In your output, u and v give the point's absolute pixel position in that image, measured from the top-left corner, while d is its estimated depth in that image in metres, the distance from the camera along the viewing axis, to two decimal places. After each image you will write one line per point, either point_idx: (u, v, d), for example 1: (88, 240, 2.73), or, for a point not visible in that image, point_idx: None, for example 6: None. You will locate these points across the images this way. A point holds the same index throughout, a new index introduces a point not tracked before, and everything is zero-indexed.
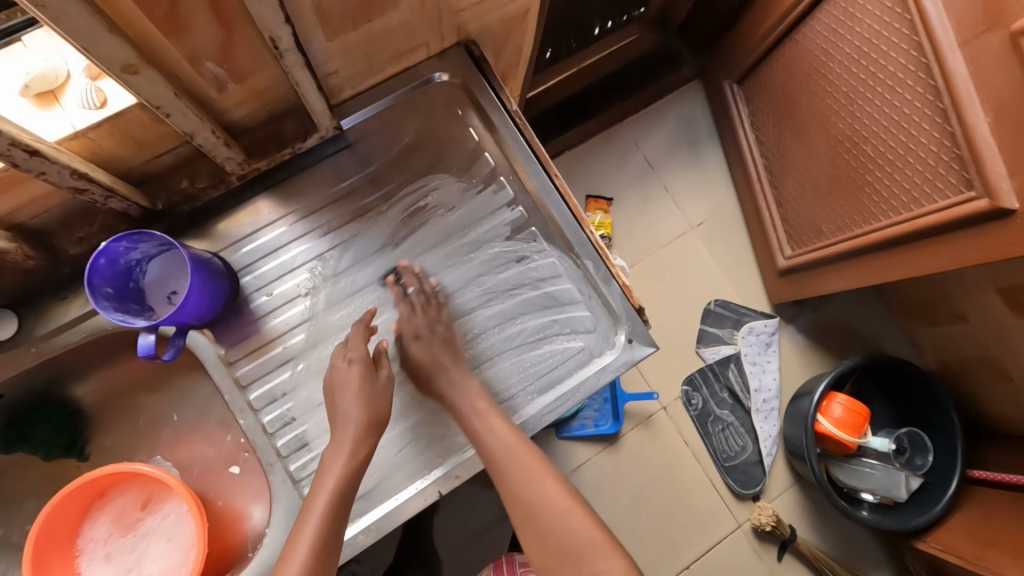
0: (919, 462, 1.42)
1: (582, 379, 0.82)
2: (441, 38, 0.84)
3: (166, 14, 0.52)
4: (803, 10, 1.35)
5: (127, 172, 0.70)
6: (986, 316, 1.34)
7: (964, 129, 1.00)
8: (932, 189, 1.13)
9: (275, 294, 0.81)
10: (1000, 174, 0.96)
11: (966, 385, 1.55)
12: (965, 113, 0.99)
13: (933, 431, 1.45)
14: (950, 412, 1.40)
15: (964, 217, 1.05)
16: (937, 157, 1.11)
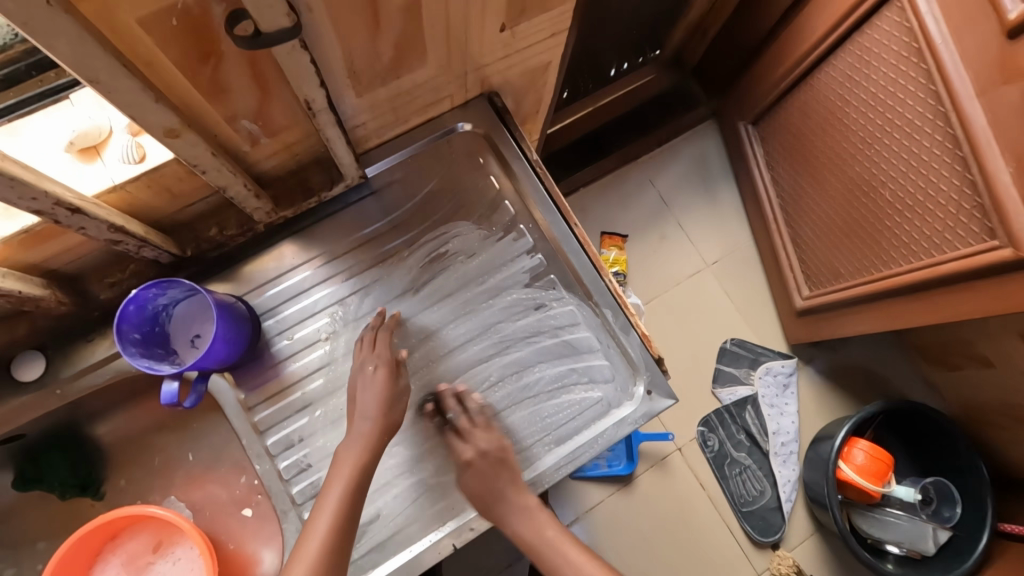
0: (947, 514, 1.37)
1: (600, 432, 0.81)
2: (465, 91, 0.86)
3: (209, 79, 0.55)
4: (818, 57, 1.37)
5: (159, 221, 0.72)
6: (1013, 365, 1.31)
7: (985, 178, 0.99)
8: (953, 235, 1.12)
9: (295, 339, 0.81)
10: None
11: (993, 434, 1.50)
12: (986, 161, 0.98)
13: (960, 482, 1.40)
14: (977, 463, 1.36)
15: (988, 266, 1.03)
16: (959, 204, 1.10)
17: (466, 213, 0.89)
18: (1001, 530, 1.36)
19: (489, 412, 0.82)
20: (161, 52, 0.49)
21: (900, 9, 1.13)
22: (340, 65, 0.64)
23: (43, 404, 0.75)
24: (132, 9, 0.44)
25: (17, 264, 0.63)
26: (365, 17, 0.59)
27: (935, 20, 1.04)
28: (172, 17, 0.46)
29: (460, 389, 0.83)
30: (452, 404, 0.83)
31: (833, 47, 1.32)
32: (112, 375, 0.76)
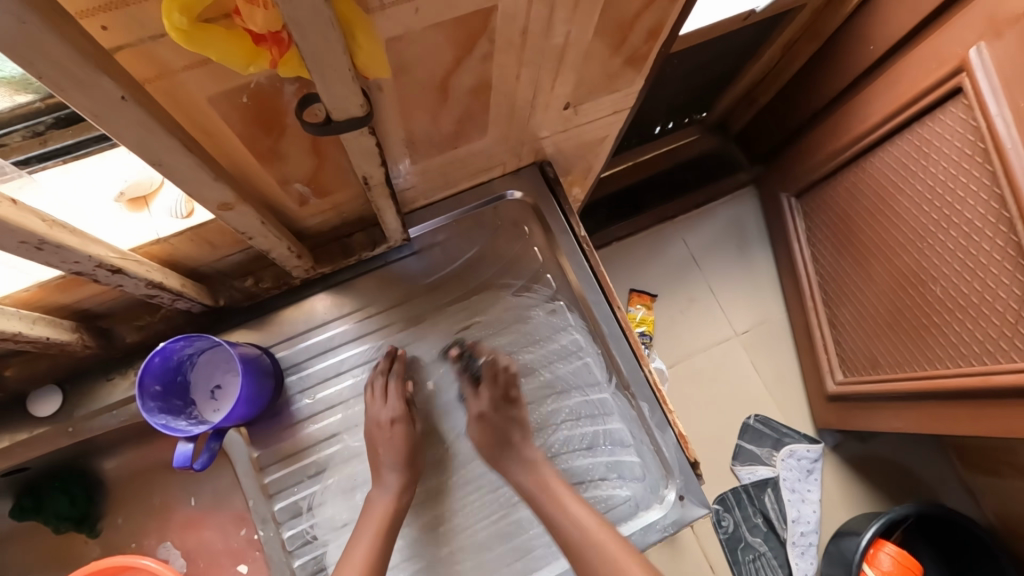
0: None
1: (627, 534, 0.76)
2: (518, 159, 0.84)
3: (269, 149, 0.53)
4: (872, 141, 1.30)
5: (196, 270, 0.70)
6: None
7: None
8: (1010, 346, 1.05)
9: (317, 399, 0.78)
10: None
11: None
12: None
13: None
14: None
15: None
16: (1017, 315, 1.03)
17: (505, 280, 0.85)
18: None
19: (511, 499, 0.78)
20: (224, 125, 0.47)
21: (967, 105, 1.06)
22: (400, 136, 0.62)
23: (50, 443, 0.72)
24: (203, 87, 0.42)
25: (49, 307, 0.61)
26: (433, 94, 0.58)
27: (1006, 124, 0.98)
28: (243, 95, 0.45)
29: (481, 470, 0.80)
30: (474, 486, 0.79)
31: (890, 132, 1.25)
32: (127, 419, 0.74)
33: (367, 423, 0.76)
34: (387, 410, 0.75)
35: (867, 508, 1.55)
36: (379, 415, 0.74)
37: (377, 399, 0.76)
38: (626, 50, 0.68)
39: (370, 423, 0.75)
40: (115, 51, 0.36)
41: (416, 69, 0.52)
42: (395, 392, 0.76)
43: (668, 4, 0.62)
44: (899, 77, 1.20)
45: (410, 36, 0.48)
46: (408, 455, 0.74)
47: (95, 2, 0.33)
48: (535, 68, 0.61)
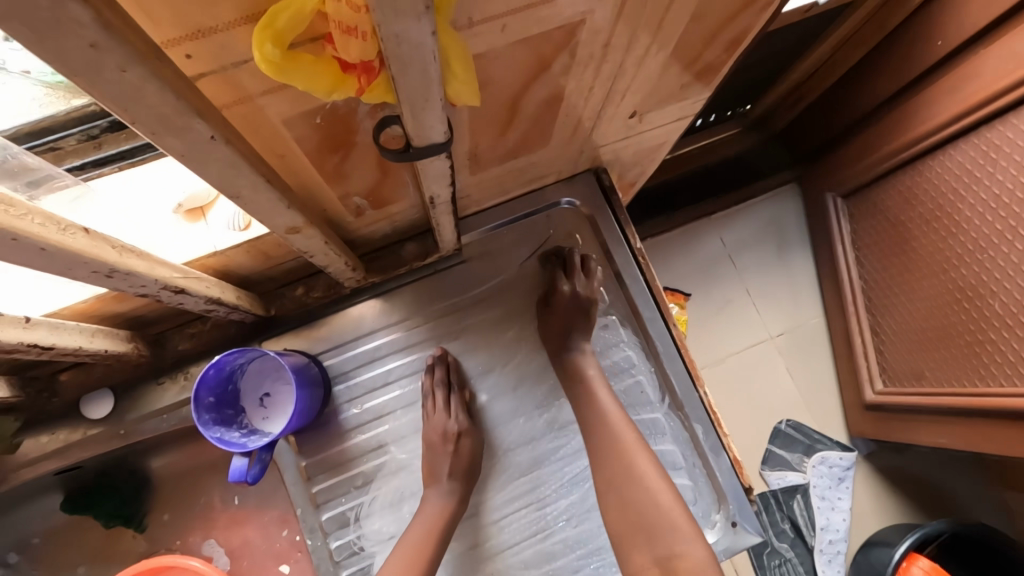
0: None
1: None
2: (574, 166, 0.81)
3: (335, 166, 0.50)
4: (933, 144, 1.20)
5: (248, 280, 0.68)
6: None
7: None
8: None
9: (364, 409, 0.77)
10: None
11: None
12: None
13: None
14: None
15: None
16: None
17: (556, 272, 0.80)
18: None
19: (553, 519, 0.77)
20: (295, 146, 0.45)
21: None
22: (464, 150, 0.60)
23: (102, 444, 0.72)
24: (281, 111, 0.40)
25: (103, 316, 0.60)
26: (504, 108, 0.55)
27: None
28: (317, 117, 0.42)
29: (533, 485, 0.78)
30: (519, 503, 0.78)
31: (953, 136, 1.16)
32: (178, 422, 0.74)
33: (425, 433, 0.76)
34: (454, 421, 0.75)
35: (898, 519, 1.51)
36: (444, 426, 0.74)
37: (438, 413, 0.75)
38: (704, 60, 0.63)
39: (431, 433, 0.75)
40: (197, 79, 0.34)
41: (492, 86, 0.50)
42: (456, 404, 0.76)
43: (756, 14, 0.58)
44: (969, 76, 1.12)
45: (492, 53, 0.45)
46: (468, 467, 0.75)
47: (184, 31, 0.30)
48: (609, 79, 0.58)
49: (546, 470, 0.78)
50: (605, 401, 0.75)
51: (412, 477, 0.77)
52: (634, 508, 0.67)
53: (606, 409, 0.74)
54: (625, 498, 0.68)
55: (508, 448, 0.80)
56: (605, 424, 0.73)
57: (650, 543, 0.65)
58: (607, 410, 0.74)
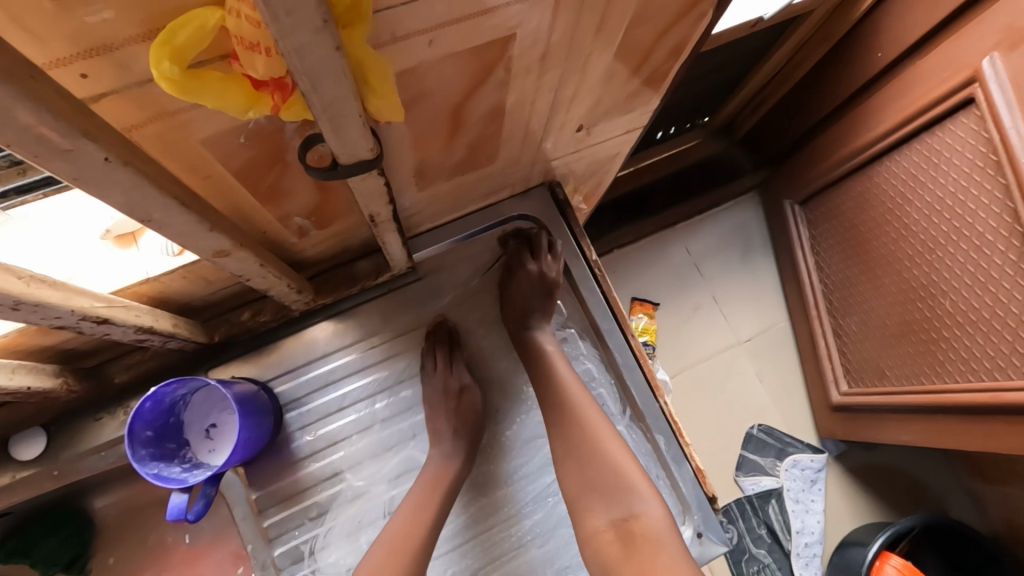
0: None
1: None
2: (528, 180, 0.81)
3: (269, 186, 0.49)
4: (879, 150, 1.25)
5: (188, 307, 0.65)
6: None
7: None
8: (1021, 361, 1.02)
9: (318, 436, 0.74)
10: None
11: None
12: None
13: None
14: None
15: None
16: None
17: (523, 250, 0.81)
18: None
19: (520, 538, 0.75)
20: (220, 166, 0.43)
21: (979, 116, 1.02)
22: (408, 166, 0.59)
23: (33, 487, 0.68)
24: (198, 131, 0.38)
25: (27, 351, 0.57)
26: (445, 124, 0.54)
27: (1021, 134, 0.93)
28: (240, 135, 0.41)
29: (504, 503, 0.77)
30: (483, 525, 0.76)
31: (897, 143, 1.20)
32: (119, 458, 0.70)
33: (427, 391, 0.76)
34: (456, 378, 0.76)
35: (872, 518, 1.52)
36: (445, 383, 0.76)
37: (445, 370, 0.77)
38: (646, 71, 0.64)
39: (432, 391, 0.76)
40: (97, 99, 0.32)
41: (429, 102, 0.49)
42: (458, 361, 0.78)
43: (691, 25, 0.59)
44: (907, 85, 1.17)
45: (424, 68, 0.44)
46: (468, 424, 0.76)
47: (75, 49, 0.29)
48: (551, 92, 0.58)
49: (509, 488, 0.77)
50: (562, 370, 0.75)
51: (369, 505, 0.73)
52: (602, 476, 0.67)
53: (564, 381, 0.74)
54: (583, 461, 0.68)
55: (495, 461, 0.79)
56: (563, 398, 0.72)
57: (608, 506, 0.65)
58: (567, 381, 0.74)
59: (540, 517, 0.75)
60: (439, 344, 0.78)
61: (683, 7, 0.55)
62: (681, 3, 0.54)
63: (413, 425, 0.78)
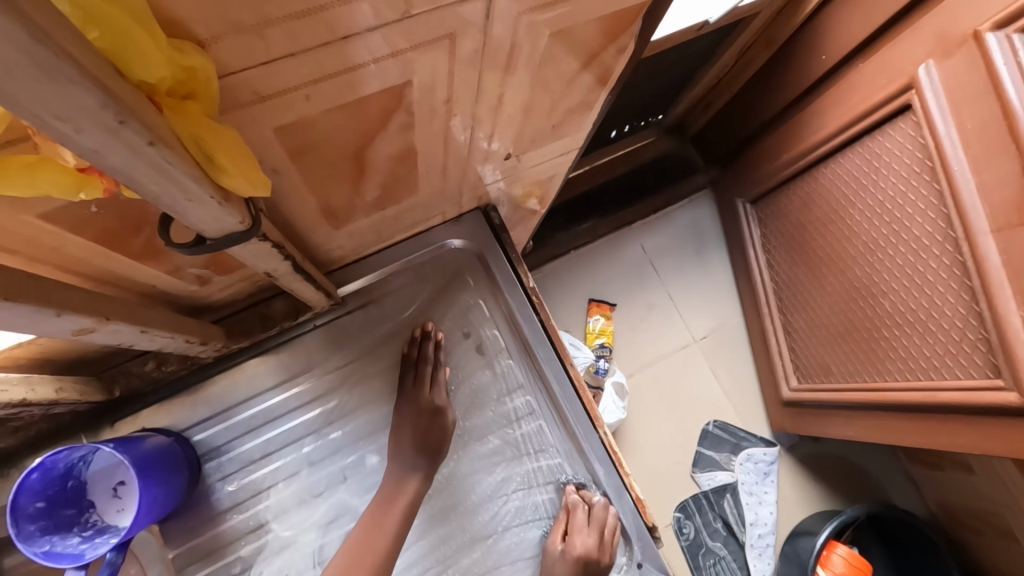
0: None
1: None
2: (459, 207, 0.78)
3: (144, 246, 0.44)
4: (824, 153, 1.24)
5: (80, 360, 0.60)
6: (995, 482, 1.26)
7: (995, 316, 0.89)
8: (953, 362, 1.01)
9: (240, 485, 0.70)
10: None
11: (968, 540, 1.44)
12: (996, 301, 0.88)
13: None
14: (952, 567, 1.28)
15: (989, 405, 0.93)
16: (962, 332, 0.98)
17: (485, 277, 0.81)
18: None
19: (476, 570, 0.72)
20: (74, 236, 0.39)
21: (915, 122, 1.01)
22: (314, 209, 0.55)
23: None
24: (30, 207, 0.33)
25: None
26: (348, 166, 0.50)
27: (953, 143, 0.93)
28: (89, 204, 0.36)
29: (459, 534, 0.74)
30: (419, 568, 0.72)
31: (840, 146, 1.20)
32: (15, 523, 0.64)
33: (406, 407, 0.73)
34: (430, 398, 0.74)
35: (821, 506, 1.54)
36: (430, 402, 0.73)
37: (425, 385, 0.75)
38: (569, 102, 0.62)
39: (411, 407, 0.73)
40: None
41: (323, 150, 0.45)
42: (442, 378, 0.76)
43: (613, 57, 0.57)
44: (849, 90, 1.16)
45: (308, 121, 0.40)
46: (433, 446, 0.73)
47: None
48: (467, 128, 0.55)
49: (463, 518, 0.74)
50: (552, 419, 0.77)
51: (298, 555, 0.70)
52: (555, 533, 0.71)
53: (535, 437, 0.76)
54: None
55: (450, 488, 0.76)
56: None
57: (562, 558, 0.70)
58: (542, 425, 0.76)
59: (501, 542, 0.74)
60: (424, 360, 0.76)
61: (601, 42, 0.53)
62: (596, 39, 0.52)
63: (345, 469, 0.73)
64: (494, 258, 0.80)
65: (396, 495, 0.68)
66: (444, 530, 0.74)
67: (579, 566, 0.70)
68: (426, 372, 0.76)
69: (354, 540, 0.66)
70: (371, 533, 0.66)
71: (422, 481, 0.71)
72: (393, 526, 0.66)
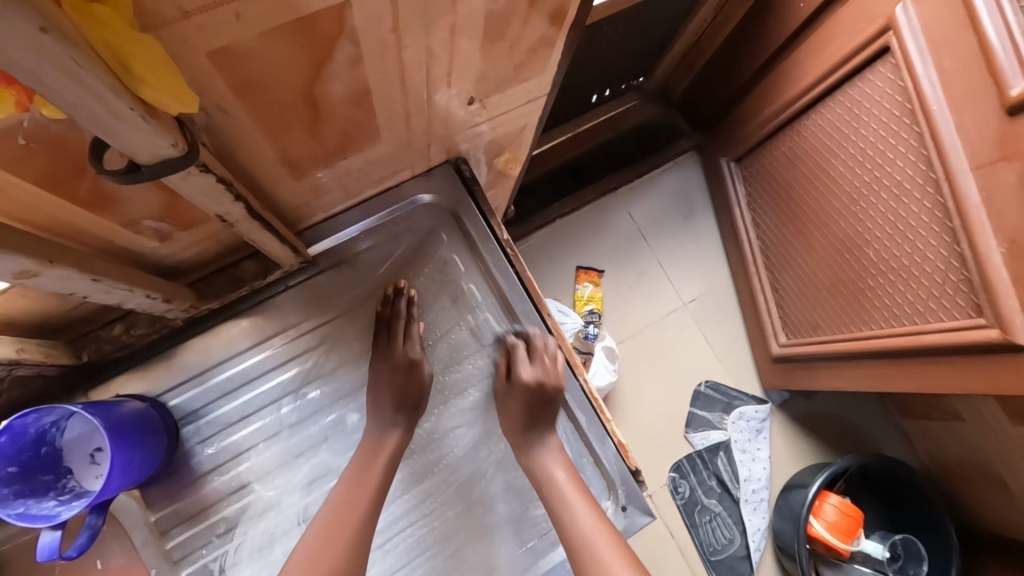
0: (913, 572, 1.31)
1: (558, 560, 0.73)
2: (428, 161, 0.76)
3: (89, 190, 0.43)
4: (805, 104, 1.22)
5: (43, 323, 0.59)
6: (983, 421, 1.23)
7: (975, 256, 0.88)
8: (936, 305, 1.00)
9: (220, 448, 0.70)
10: (1013, 307, 0.84)
11: (959, 487, 1.45)
12: (976, 240, 0.87)
13: (926, 536, 1.35)
14: (945, 519, 1.30)
15: (972, 345, 0.92)
16: (945, 275, 0.97)
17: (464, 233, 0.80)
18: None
19: (455, 523, 0.73)
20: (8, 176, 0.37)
21: (895, 65, 0.99)
22: (272, 156, 0.54)
23: None
24: None
25: None
26: (299, 106, 0.49)
27: (932, 83, 0.91)
28: (17, 136, 0.35)
29: (439, 487, 0.74)
30: (405, 522, 0.73)
31: (822, 95, 1.18)
32: None
33: (384, 363, 0.73)
34: (405, 353, 0.73)
35: (814, 460, 1.56)
36: (406, 356, 0.73)
37: (400, 341, 0.74)
38: (527, 39, 0.60)
39: (388, 361, 0.73)
40: None
41: (267, 85, 0.44)
42: (417, 334, 0.76)
43: None
44: (826, 37, 1.14)
45: (242, 47, 0.38)
46: (413, 399, 0.72)
47: None
48: (421, 65, 0.53)
49: (444, 471, 0.75)
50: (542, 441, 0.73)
51: (282, 514, 0.70)
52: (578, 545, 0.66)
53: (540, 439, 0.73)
54: None
55: (433, 441, 0.76)
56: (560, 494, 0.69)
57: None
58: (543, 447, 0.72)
59: (480, 496, 0.74)
60: (397, 317, 0.75)
61: None
62: None
63: (325, 429, 0.73)
64: (472, 217, 0.79)
65: (377, 449, 0.69)
66: (427, 484, 0.74)
67: (530, 398, 0.74)
68: (399, 327, 0.75)
69: (335, 494, 0.66)
70: (352, 485, 0.66)
71: (402, 435, 0.71)
72: (374, 480, 0.67)
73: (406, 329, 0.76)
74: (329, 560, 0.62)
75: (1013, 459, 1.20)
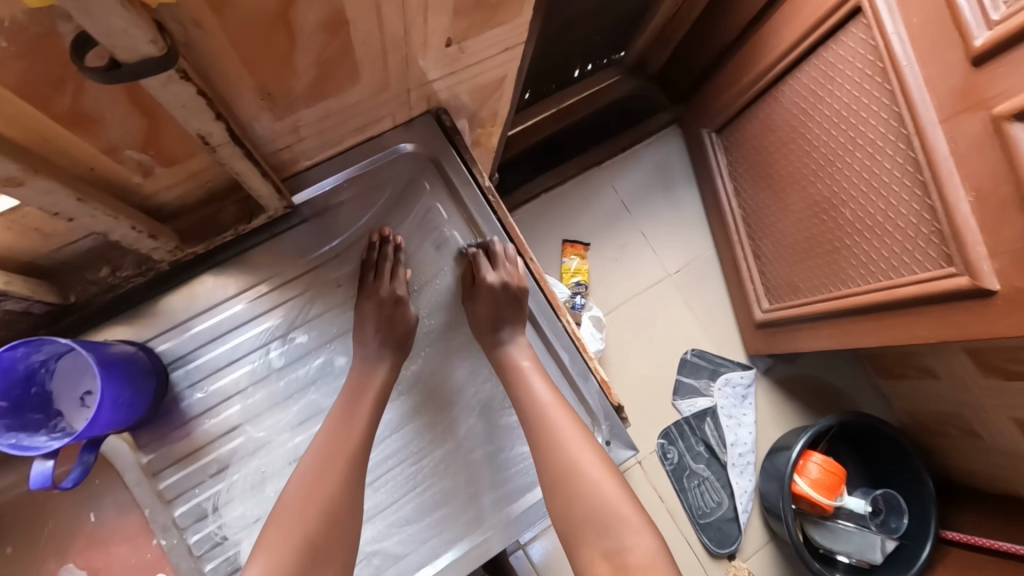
0: (894, 524, 1.32)
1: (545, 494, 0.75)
2: (408, 110, 0.77)
3: (69, 108, 0.44)
4: (781, 69, 1.24)
5: (31, 264, 0.59)
6: (957, 378, 1.26)
7: (944, 206, 0.90)
8: (908, 258, 1.02)
9: (210, 392, 0.71)
10: (980, 253, 0.86)
11: (936, 443, 1.49)
12: (945, 190, 0.89)
13: (909, 491, 1.37)
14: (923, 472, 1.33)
15: (943, 294, 0.94)
16: (916, 229, 0.99)
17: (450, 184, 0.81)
18: (946, 537, 1.31)
19: (442, 462, 0.75)
20: None
21: (865, 25, 1.01)
22: (250, 87, 0.55)
23: None
24: None
25: None
26: (275, 32, 0.49)
27: (901, 40, 0.93)
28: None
29: (425, 428, 0.76)
30: (394, 461, 0.74)
31: (797, 60, 1.19)
32: None
33: (369, 305, 0.74)
34: (390, 289, 0.75)
35: (797, 422, 1.60)
36: (390, 291, 0.75)
37: (385, 280, 0.76)
38: None
39: (373, 302, 0.74)
40: None
41: (242, 5, 0.44)
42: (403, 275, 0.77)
43: None
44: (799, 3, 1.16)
45: None
46: (399, 340, 0.74)
47: None
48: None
49: (430, 412, 0.76)
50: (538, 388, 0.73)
51: (272, 455, 0.71)
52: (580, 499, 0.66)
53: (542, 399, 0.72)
54: None
55: (419, 385, 0.78)
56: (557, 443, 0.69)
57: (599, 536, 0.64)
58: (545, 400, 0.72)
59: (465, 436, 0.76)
60: (384, 259, 0.77)
61: None
62: None
63: (313, 372, 0.75)
64: (459, 168, 0.81)
65: (364, 388, 0.70)
66: (414, 425, 0.76)
67: (498, 296, 0.77)
68: (386, 264, 0.77)
69: (324, 432, 0.67)
70: (341, 422, 0.67)
71: (389, 375, 0.72)
72: (363, 418, 0.68)
73: (393, 269, 0.77)
74: (319, 494, 0.63)
75: (985, 411, 1.24)
